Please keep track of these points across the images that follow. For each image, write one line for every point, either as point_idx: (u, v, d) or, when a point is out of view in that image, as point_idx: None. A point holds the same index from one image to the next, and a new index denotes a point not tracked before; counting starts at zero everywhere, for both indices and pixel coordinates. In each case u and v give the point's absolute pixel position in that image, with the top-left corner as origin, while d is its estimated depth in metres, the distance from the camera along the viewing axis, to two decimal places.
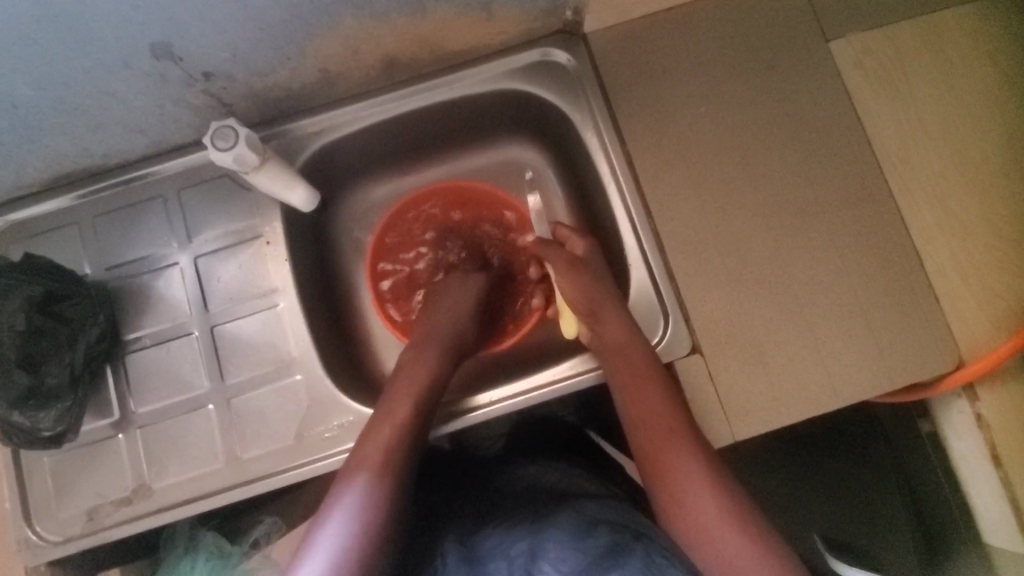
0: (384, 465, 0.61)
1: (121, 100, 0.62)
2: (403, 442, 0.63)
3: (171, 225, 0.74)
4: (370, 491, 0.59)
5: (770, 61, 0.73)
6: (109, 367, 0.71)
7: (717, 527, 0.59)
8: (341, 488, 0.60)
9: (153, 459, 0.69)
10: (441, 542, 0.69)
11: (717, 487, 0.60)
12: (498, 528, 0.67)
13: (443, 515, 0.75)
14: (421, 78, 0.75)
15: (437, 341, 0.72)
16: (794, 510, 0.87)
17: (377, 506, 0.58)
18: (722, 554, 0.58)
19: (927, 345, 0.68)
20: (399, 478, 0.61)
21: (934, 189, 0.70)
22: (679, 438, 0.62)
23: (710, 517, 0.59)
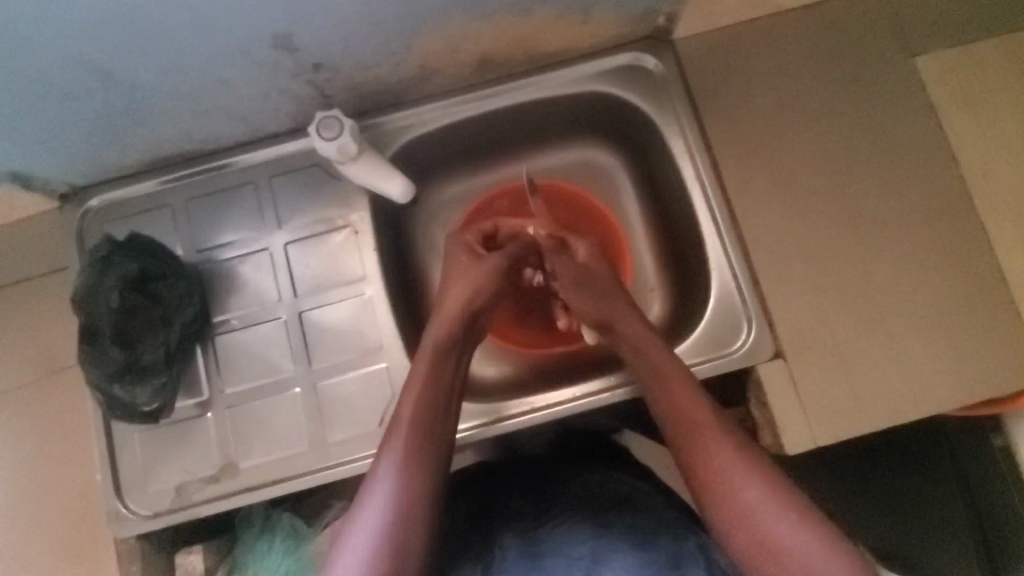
0: (409, 442, 0.63)
1: (232, 87, 0.64)
2: (424, 422, 0.64)
3: (261, 211, 0.75)
4: (400, 474, 0.61)
5: (857, 72, 0.74)
6: (199, 347, 0.72)
7: (764, 509, 0.60)
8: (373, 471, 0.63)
9: (239, 439, 0.70)
10: (500, 535, 0.71)
11: (756, 471, 0.62)
12: (561, 526, 0.69)
13: (500, 509, 0.75)
14: (509, 78, 0.77)
15: (446, 313, 0.71)
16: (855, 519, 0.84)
17: (416, 490, 0.61)
18: (771, 539, 0.59)
19: (1010, 360, 0.68)
20: (426, 457, 0.63)
21: (1019, 207, 0.70)
22: (712, 429, 0.64)
23: (759, 501, 0.60)
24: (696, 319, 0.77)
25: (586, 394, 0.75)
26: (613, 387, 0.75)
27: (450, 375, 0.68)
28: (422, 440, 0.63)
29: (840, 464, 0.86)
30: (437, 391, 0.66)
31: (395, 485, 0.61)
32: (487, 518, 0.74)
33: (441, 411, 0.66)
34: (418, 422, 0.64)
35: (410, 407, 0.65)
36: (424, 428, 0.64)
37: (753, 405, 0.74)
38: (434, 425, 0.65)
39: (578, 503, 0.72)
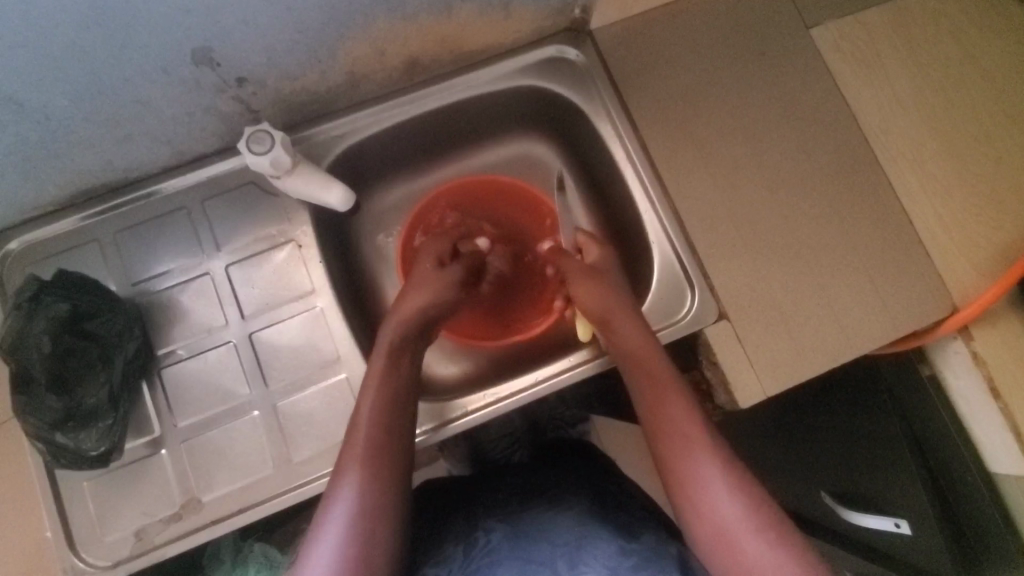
0: (365, 451, 0.60)
1: (154, 109, 0.62)
2: (387, 423, 0.63)
3: (197, 235, 0.73)
4: (361, 488, 0.58)
5: (760, 48, 0.79)
6: (144, 382, 0.69)
7: (743, 530, 0.56)
8: (336, 481, 0.59)
9: (198, 473, 0.68)
10: (482, 521, 0.71)
11: (733, 488, 0.58)
12: (542, 514, 0.70)
13: (482, 503, 0.76)
14: (438, 78, 0.78)
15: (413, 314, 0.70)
16: (809, 469, 0.95)
17: (376, 503, 0.58)
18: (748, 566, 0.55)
19: (923, 295, 0.75)
20: (390, 461, 0.61)
21: (914, 156, 0.77)
22: (691, 439, 0.61)
23: (738, 526, 0.56)
24: (646, 292, 0.80)
25: (544, 378, 0.75)
26: (583, 362, 0.76)
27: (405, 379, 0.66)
28: (387, 443, 0.62)
29: (783, 422, 0.98)
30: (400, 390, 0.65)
31: (355, 498, 0.58)
32: (467, 508, 0.76)
33: (405, 411, 0.65)
34: (382, 419, 0.62)
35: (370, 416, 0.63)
36: (390, 431, 0.62)
37: (706, 367, 0.77)
38: (399, 424, 0.63)
39: (561, 497, 0.73)
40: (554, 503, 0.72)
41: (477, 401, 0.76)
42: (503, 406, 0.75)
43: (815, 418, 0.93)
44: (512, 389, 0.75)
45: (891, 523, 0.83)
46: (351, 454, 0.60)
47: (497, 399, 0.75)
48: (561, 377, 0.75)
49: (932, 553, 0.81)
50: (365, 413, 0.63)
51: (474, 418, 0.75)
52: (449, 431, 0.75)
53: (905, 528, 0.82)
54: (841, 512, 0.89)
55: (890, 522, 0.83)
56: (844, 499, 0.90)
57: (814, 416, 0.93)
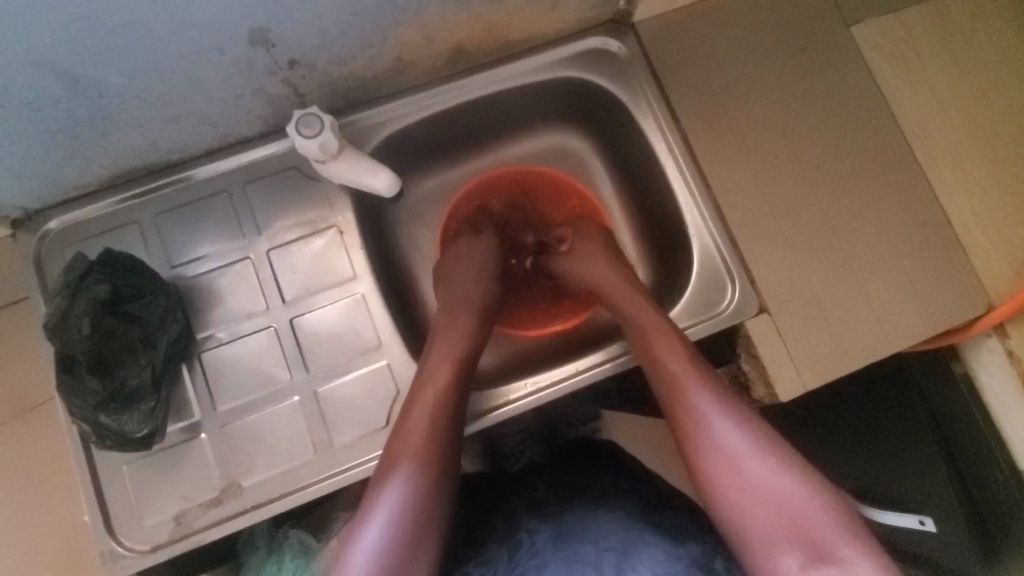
0: (422, 444, 0.61)
1: (204, 89, 0.61)
2: (445, 417, 0.63)
3: (238, 219, 0.72)
4: (413, 482, 0.58)
5: (801, 45, 0.79)
6: (184, 365, 0.69)
7: (746, 455, 0.57)
8: (387, 471, 0.60)
9: (238, 458, 0.67)
10: (525, 521, 0.72)
11: (735, 417, 0.60)
12: (585, 512, 0.71)
13: (523, 502, 0.78)
14: (481, 67, 0.77)
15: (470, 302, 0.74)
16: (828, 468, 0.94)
17: (424, 499, 0.58)
18: (751, 489, 0.56)
19: (959, 293, 0.75)
20: (442, 459, 0.61)
21: (952, 154, 0.78)
22: (698, 394, 0.62)
23: (741, 447, 0.58)
24: (684, 285, 0.81)
25: (588, 366, 0.75)
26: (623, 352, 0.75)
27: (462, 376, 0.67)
28: (442, 438, 0.62)
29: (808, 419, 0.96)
30: (460, 385, 0.66)
31: (406, 492, 0.58)
32: (508, 508, 0.78)
33: (459, 412, 0.65)
34: (438, 417, 0.63)
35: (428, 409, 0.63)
36: (442, 430, 0.62)
37: (744, 359, 0.78)
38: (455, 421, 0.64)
39: (603, 496, 0.75)
40: (598, 503, 0.73)
41: (518, 390, 0.75)
42: (543, 397, 0.75)
43: (845, 418, 0.91)
44: (553, 378, 0.75)
45: (915, 519, 0.82)
46: (406, 443, 0.61)
47: (538, 387, 0.75)
48: (602, 367, 0.75)
49: (953, 549, 0.80)
50: (423, 407, 0.63)
51: (517, 405, 0.74)
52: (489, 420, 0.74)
53: (929, 526, 0.80)
54: (862, 510, 0.89)
55: (914, 520, 0.82)
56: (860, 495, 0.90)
57: (845, 416, 0.91)
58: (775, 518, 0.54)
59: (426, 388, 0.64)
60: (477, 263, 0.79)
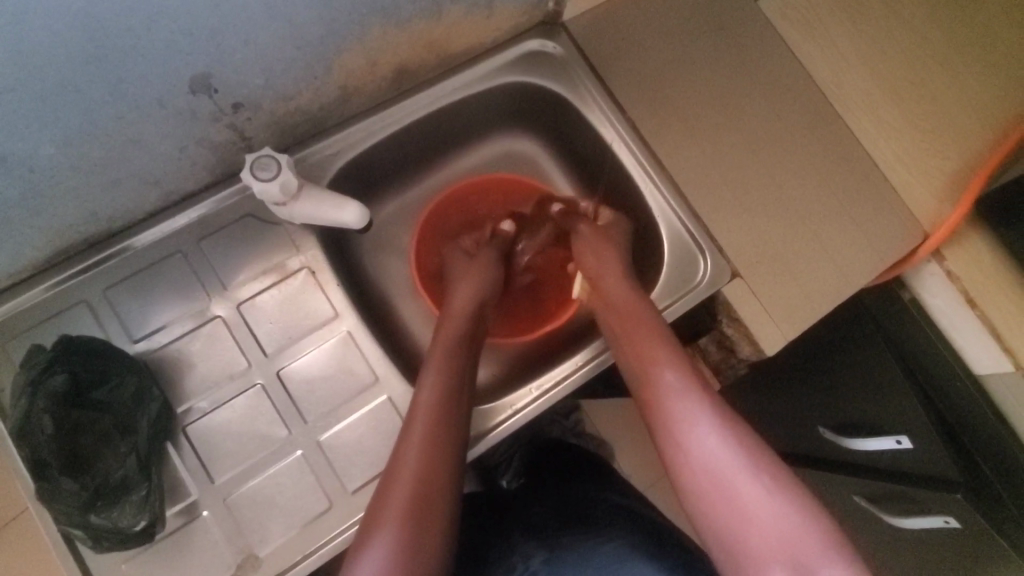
0: (411, 484, 0.58)
1: (145, 147, 0.57)
2: (434, 446, 0.61)
3: (199, 278, 0.68)
4: (401, 532, 0.56)
5: (720, 22, 0.84)
6: (169, 444, 0.64)
7: (734, 472, 0.59)
8: (374, 522, 0.57)
9: (248, 528, 0.63)
10: (524, 548, 0.76)
11: (729, 438, 0.61)
12: (584, 539, 0.74)
13: (518, 527, 0.81)
14: (425, 84, 0.77)
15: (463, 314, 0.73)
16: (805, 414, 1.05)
17: (415, 550, 0.55)
18: (743, 513, 0.57)
19: (897, 226, 0.83)
20: (433, 499, 0.58)
21: (867, 104, 0.84)
22: (687, 407, 0.63)
23: (728, 466, 0.59)
24: (658, 266, 0.83)
25: (585, 361, 0.76)
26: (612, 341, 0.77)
27: (455, 400, 0.65)
28: (433, 474, 0.59)
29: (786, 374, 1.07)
30: (452, 411, 0.64)
31: (394, 543, 0.55)
32: (504, 532, 0.81)
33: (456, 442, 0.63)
34: (428, 462, 0.60)
35: (420, 441, 0.61)
36: (432, 481, 0.59)
37: (725, 324, 0.82)
38: (448, 469, 0.60)
39: (597, 519, 0.78)
40: (594, 528, 0.76)
41: (525, 396, 0.75)
42: (548, 400, 0.74)
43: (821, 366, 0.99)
44: (556, 376, 0.75)
45: (891, 438, 0.86)
46: (393, 499, 0.58)
47: (541, 389, 0.74)
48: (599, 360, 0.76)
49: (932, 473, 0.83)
50: (413, 446, 0.61)
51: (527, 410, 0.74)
52: (499, 434, 0.74)
53: (906, 444, 0.85)
54: (843, 441, 0.96)
55: (892, 440, 0.87)
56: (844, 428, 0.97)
57: (821, 363, 0.99)
58: (766, 536, 0.55)
59: (416, 418, 0.62)
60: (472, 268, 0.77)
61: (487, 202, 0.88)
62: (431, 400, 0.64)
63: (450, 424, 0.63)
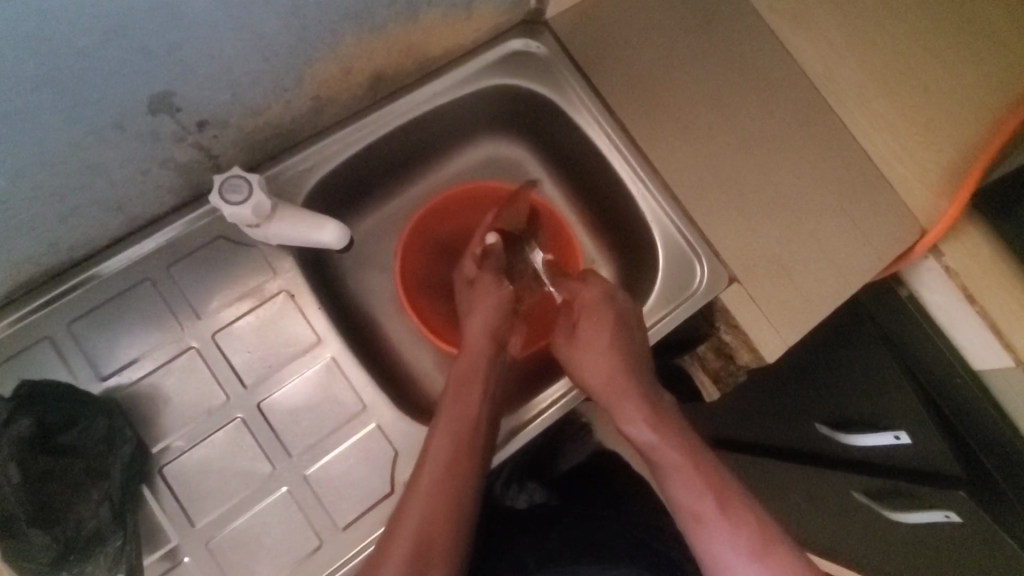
0: (425, 516, 0.58)
1: (105, 173, 0.53)
2: (451, 479, 0.60)
3: (170, 308, 0.64)
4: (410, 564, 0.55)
5: (708, 17, 0.81)
6: (145, 487, 0.60)
7: (702, 508, 0.65)
8: (385, 551, 0.57)
9: (235, 571, 0.60)
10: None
11: (695, 478, 0.66)
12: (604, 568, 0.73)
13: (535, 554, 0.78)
14: (404, 91, 0.73)
15: (482, 338, 0.70)
16: (797, 411, 1.02)
17: None
18: (723, 562, 0.63)
19: (894, 221, 0.82)
20: (444, 535, 0.58)
21: (861, 97, 0.82)
22: (664, 450, 0.68)
23: (706, 512, 0.64)
24: (652, 273, 0.80)
25: None
26: None
27: (476, 431, 0.64)
28: (445, 508, 0.59)
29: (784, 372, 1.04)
30: (474, 441, 0.63)
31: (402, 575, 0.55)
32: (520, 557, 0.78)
33: (474, 471, 0.62)
34: (441, 495, 0.59)
35: (435, 472, 0.60)
36: (444, 522, 0.58)
37: (723, 331, 0.80)
38: (462, 510, 0.60)
39: (617, 549, 0.76)
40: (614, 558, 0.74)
41: (525, 415, 0.72)
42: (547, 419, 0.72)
43: (826, 364, 0.96)
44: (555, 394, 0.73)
45: (890, 433, 0.84)
46: (403, 530, 0.57)
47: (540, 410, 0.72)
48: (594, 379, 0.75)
49: (932, 472, 0.81)
50: (429, 476, 0.60)
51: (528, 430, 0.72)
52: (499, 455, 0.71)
53: (903, 440, 0.82)
54: (838, 437, 0.93)
55: (888, 436, 0.84)
56: (840, 425, 0.94)
57: (825, 362, 0.96)
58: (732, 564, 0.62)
59: (434, 448, 0.62)
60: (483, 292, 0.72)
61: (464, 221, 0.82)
62: (452, 428, 0.63)
63: (467, 455, 0.62)
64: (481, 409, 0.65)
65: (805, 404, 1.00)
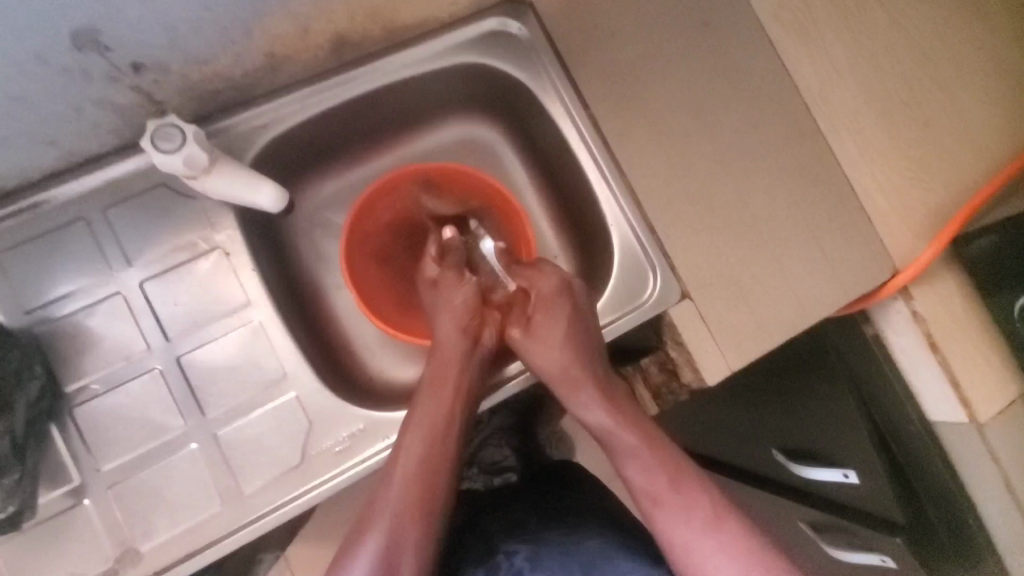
0: (405, 496, 0.61)
1: (32, 105, 0.52)
2: (432, 462, 0.62)
3: (102, 250, 0.63)
4: (392, 535, 0.59)
5: (705, 17, 0.76)
6: (53, 426, 0.60)
7: (663, 489, 0.63)
8: (366, 523, 0.60)
9: (133, 520, 0.60)
10: (502, 544, 0.73)
11: (654, 459, 0.64)
12: (556, 533, 0.72)
13: (497, 525, 0.78)
14: (370, 56, 0.70)
15: (457, 327, 0.69)
16: (747, 435, 0.96)
17: (410, 545, 0.59)
18: (682, 540, 0.60)
19: (868, 260, 0.77)
20: (429, 508, 0.61)
21: (853, 123, 0.77)
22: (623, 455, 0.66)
23: (662, 495, 0.63)
24: (604, 278, 0.78)
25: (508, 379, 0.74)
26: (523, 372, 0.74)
27: (453, 419, 0.65)
28: (426, 486, 0.62)
29: (732, 396, 0.96)
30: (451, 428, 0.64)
31: (386, 540, 0.58)
32: (479, 531, 0.79)
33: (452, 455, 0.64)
34: (419, 477, 0.61)
35: (413, 455, 0.62)
36: (425, 499, 0.61)
37: (670, 346, 0.77)
38: (435, 493, 0.62)
39: (577, 517, 0.75)
40: (571, 527, 0.73)
41: None
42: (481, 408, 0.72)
43: (777, 392, 0.89)
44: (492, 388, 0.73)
45: (840, 472, 0.80)
46: (385, 505, 0.60)
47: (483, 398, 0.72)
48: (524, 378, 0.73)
49: (874, 512, 0.78)
50: (407, 461, 0.62)
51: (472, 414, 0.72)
52: None
53: (852, 479, 0.78)
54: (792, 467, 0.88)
55: (839, 472, 0.80)
56: (792, 453, 0.89)
57: (776, 392, 0.89)
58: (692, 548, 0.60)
59: (412, 433, 0.63)
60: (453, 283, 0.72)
61: (420, 204, 0.79)
62: (427, 414, 0.64)
63: (443, 441, 0.64)
64: (457, 398, 0.66)
65: (754, 428, 0.94)
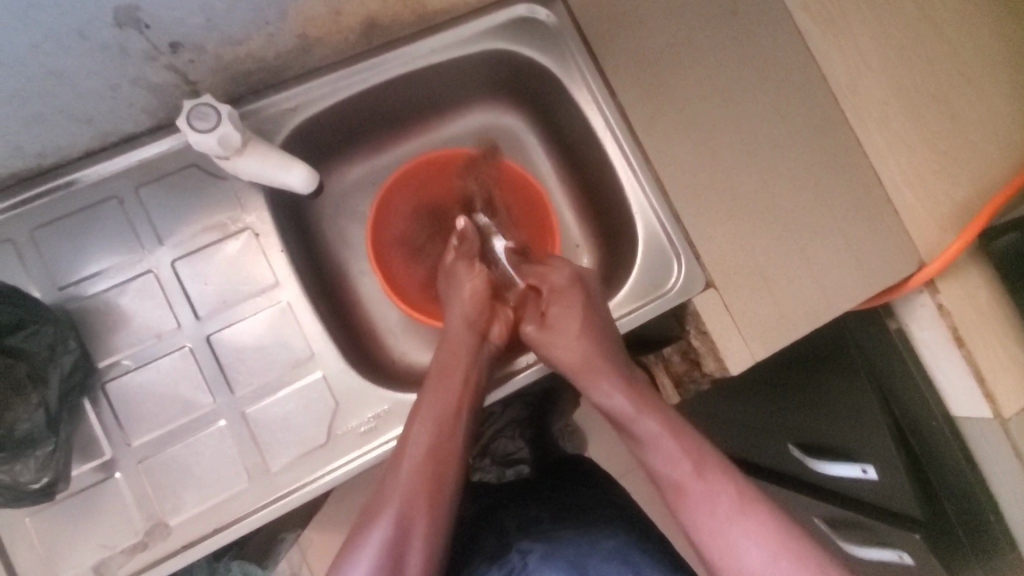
0: (411, 487, 0.60)
1: (72, 82, 0.53)
2: (438, 454, 0.62)
3: (134, 229, 0.64)
4: (398, 526, 0.57)
5: (733, 6, 0.75)
6: (86, 401, 0.61)
7: (687, 477, 0.63)
8: (373, 514, 0.59)
9: (163, 494, 0.61)
10: (518, 541, 0.72)
11: (676, 447, 0.64)
12: (572, 531, 0.72)
13: (513, 520, 0.79)
14: (399, 41, 0.70)
15: (466, 320, 0.69)
16: (763, 428, 0.96)
17: (416, 538, 0.58)
18: (706, 527, 0.60)
19: (893, 253, 0.76)
20: (435, 501, 0.60)
21: (882, 115, 0.77)
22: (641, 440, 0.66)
23: (686, 483, 0.62)
24: (627, 266, 0.78)
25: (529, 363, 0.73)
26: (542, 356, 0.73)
27: (459, 411, 0.64)
28: (433, 477, 0.61)
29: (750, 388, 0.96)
30: (457, 420, 0.64)
31: (393, 531, 0.57)
32: (495, 526, 0.79)
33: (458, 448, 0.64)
34: (425, 468, 0.61)
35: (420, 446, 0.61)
36: (432, 491, 0.60)
37: (692, 335, 0.77)
38: (443, 487, 0.61)
39: (592, 515, 0.76)
40: (588, 526, 0.73)
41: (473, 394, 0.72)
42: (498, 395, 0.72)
43: (794, 386, 0.88)
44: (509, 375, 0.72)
45: (859, 467, 0.80)
46: (391, 496, 0.59)
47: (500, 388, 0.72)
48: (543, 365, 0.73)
49: (895, 510, 0.78)
50: (413, 451, 0.61)
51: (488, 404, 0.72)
52: None
53: (870, 475, 0.78)
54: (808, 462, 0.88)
55: (857, 468, 0.80)
56: (807, 448, 0.89)
57: (793, 386, 0.88)
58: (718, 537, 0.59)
59: (419, 424, 0.63)
60: (464, 276, 0.72)
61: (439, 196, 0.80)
62: (434, 405, 0.63)
63: (450, 433, 0.63)
64: (464, 390, 0.65)
65: (769, 421, 0.94)
